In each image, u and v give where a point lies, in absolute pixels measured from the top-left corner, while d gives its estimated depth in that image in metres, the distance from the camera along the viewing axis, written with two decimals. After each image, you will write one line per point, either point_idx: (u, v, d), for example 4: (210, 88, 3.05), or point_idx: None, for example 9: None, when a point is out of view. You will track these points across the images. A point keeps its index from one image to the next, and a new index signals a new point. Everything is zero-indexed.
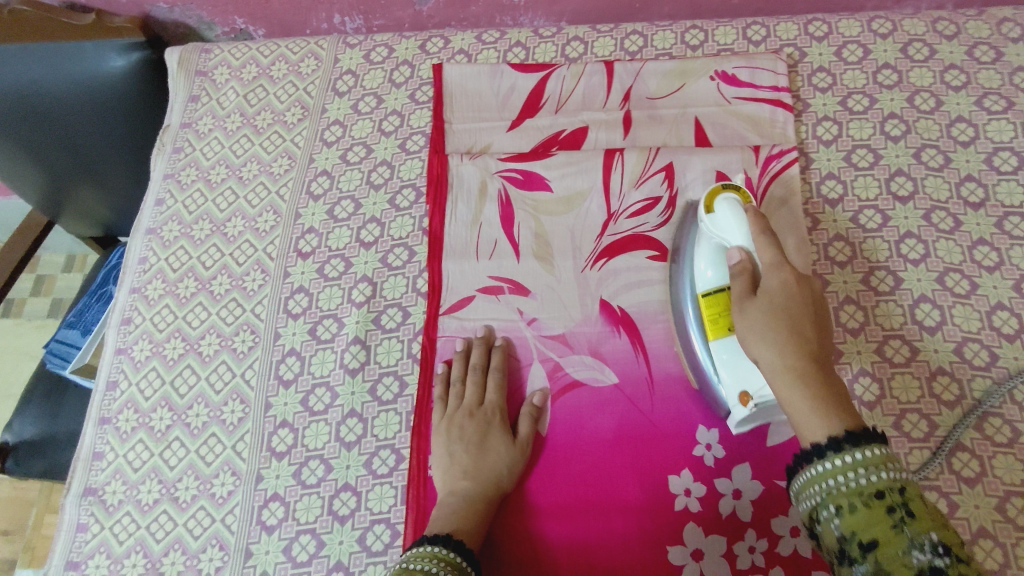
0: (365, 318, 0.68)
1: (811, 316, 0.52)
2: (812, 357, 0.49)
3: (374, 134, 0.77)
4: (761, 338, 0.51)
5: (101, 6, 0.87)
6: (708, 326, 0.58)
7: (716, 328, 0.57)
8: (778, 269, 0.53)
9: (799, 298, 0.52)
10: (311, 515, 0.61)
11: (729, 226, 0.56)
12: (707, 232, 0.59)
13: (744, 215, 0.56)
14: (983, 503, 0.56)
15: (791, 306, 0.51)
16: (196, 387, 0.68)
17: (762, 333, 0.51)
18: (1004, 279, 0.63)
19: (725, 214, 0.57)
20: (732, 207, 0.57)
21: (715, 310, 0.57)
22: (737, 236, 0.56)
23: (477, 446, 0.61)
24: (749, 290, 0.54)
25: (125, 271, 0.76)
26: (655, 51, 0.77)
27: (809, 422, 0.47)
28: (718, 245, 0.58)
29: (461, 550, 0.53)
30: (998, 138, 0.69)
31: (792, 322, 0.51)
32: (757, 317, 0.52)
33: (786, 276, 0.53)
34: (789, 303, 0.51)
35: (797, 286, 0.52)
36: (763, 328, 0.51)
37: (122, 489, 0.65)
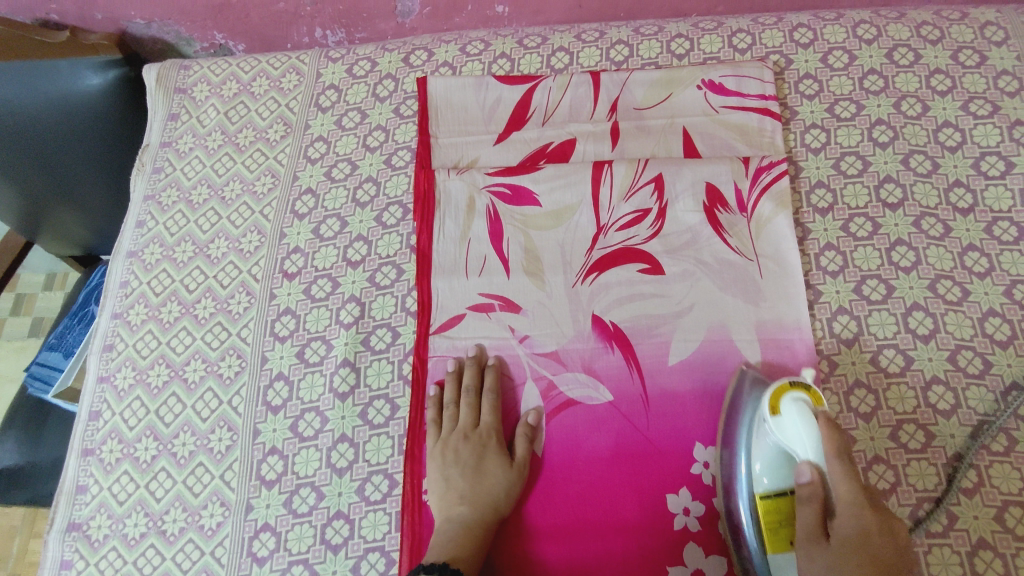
0: (354, 339, 0.67)
1: (885, 565, 0.47)
2: None
3: (358, 150, 0.75)
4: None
5: (76, 23, 0.85)
6: (765, 533, 0.53)
7: (773, 542, 0.53)
8: (858, 512, 0.48)
9: (883, 552, 0.47)
10: (303, 544, 0.60)
11: (792, 449, 0.51)
12: (771, 432, 0.53)
13: (818, 424, 0.51)
14: (982, 513, 0.55)
15: (867, 562, 0.47)
16: (182, 415, 0.66)
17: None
18: (995, 285, 0.63)
19: (793, 421, 0.51)
20: (800, 413, 0.51)
21: (772, 518, 0.53)
22: (807, 449, 0.50)
23: (472, 470, 0.60)
24: (819, 531, 0.50)
25: (106, 296, 0.74)
26: (641, 60, 0.77)
27: None
28: (780, 448, 0.53)
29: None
30: (985, 143, 0.68)
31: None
32: (824, 570, 0.48)
33: (866, 524, 0.48)
34: (872, 559, 0.47)
35: (879, 538, 0.48)
36: None
37: (107, 523, 0.63)
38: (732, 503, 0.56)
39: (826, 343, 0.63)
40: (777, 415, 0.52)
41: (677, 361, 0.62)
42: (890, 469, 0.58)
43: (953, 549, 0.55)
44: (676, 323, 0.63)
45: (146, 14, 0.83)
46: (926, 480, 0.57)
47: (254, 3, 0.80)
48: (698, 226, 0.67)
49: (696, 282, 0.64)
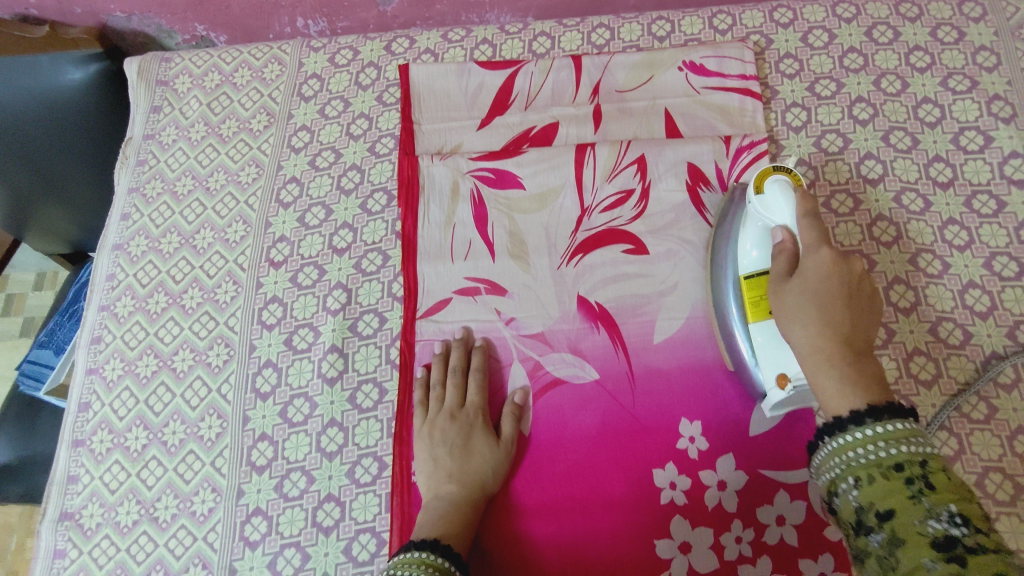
0: (341, 325, 0.67)
1: (850, 292, 0.51)
2: (855, 356, 0.49)
3: (342, 138, 0.76)
4: (796, 315, 0.51)
5: (55, 17, 0.85)
6: (748, 308, 0.57)
7: (755, 311, 0.56)
8: (819, 248, 0.52)
9: (840, 282, 0.51)
10: (294, 527, 0.60)
11: (777, 208, 0.55)
12: (756, 212, 0.56)
13: (791, 192, 0.54)
14: (962, 480, 0.56)
15: (830, 295, 0.50)
16: (171, 404, 0.66)
17: (800, 311, 0.51)
18: (975, 257, 0.64)
19: (774, 195, 0.55)
20: (782, 192, 0.54)
21: (756, 293, 0.57)
22: (781, 215, 0.55)
23: (460, 448, 0.60)
24: (786, 271, 0.54)
25: (92, 289, 0.74)
26: (622, 43, 0.77)
27: (842, 392, 0.48)
28: (764, 226, 0.57)
29: (448, 554, 0.52)
30: (964, 118, 0.69)
31: (828, 309, 0.50)
32: (794, 301, 0.52)
33: (826, 259, 0.51)
34: (829, 284, 0.51)
35: (837, 269, 0.51)
36: (799, 309, 0.51)
37: (99, 512, 0.63)
38: (721, 298, 0.60)
39: None
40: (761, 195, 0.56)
41: (662, 339, 0.63)
42: None
43: None
44: (660, 302, 0.64)
45: (126, 7, 0.83)
46: None
47: None
48: (680, 206, 0.67)
49: (680, 261, 0.65)
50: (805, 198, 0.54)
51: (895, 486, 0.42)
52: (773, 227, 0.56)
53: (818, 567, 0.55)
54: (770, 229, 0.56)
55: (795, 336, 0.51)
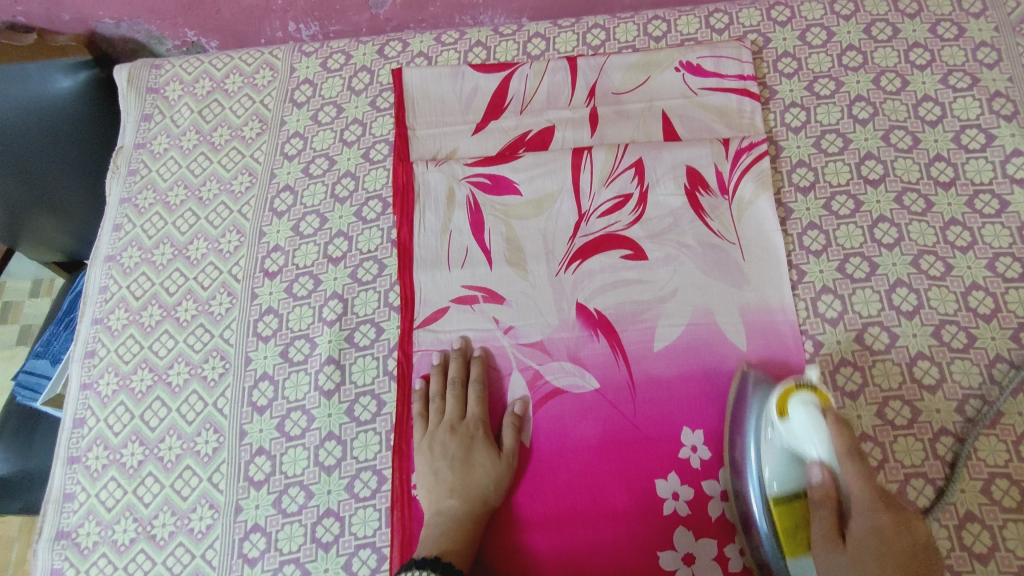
0: (338, 336, 0.66)
1: (905, 539, 0.49)
2: None
3: (335, 144, 0.75)
4: (852, 571, 0.49)
5: (43, 24, 0.84)
6: (780, 538, 0.53)
7: (790, 552, 0.53)
8: (872, 508, 0.50)
9: (888, 529, 0.50)
10: (293, 543, 0.60)
11: (808, 436, 0.51)
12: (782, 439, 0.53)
13: (823, 417, 0.51)
14: (968, 487, 0.56)
15: (884, 553, 0.49)
16: (167, 419, 0.66)
17: (853, 563, 0.50)
18: (977, 259, 0.63)
19: (803, 423, 0.51)
20: (811, 418, 0.51)
21: (787, 524, 0.53)
22: (816, 451, 0.51)
23: (460, 462, 0.59)
24: (833, 525, 0.51)
25: (85, 302, 0.73)
26: (618, 44, 0.76)
27: None
28: (791, 457, 0.53)
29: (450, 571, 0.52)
30: (965, 116, 0.68)
31: (884, 563, 0.49)
32: (841, 569, 0.50)
33: (869, 495, 0.50)
34: (881, 555, 0.49)
35: (891, 530, 0.50)
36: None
37: (96, 530, 0.63)
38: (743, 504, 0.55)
39: (810, 323, 0.62)
40: (787, 421, 0.53)
41: (662, 346, 0.62)
42: (877, 446, 0.58)
43: (941, 522, 0.55)
44: (660, 309, 0.63)
45: (115, 13, 0.82)
46: (912, 455, 0.57)
47: None
48: (679, 210, 0.66)
49: (680, 267, 0.64)
50: (834, 425, 0.51)
51: None
52: (805, 458, 0.52)
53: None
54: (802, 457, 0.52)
55: None
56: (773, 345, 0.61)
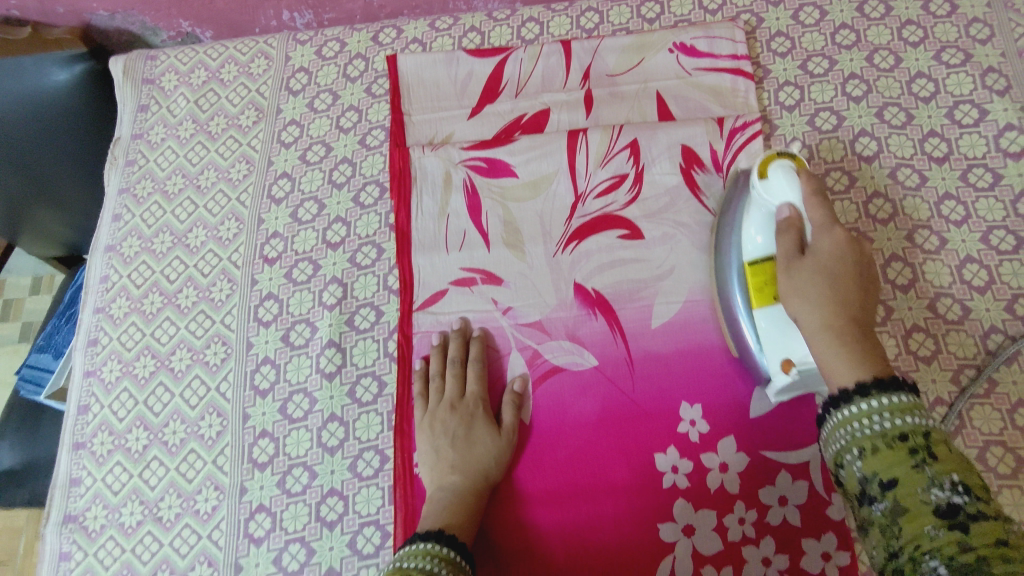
0: (338, 320, 0.67)
1: (858, 271, 0.52)
2: (856, 321, 0.50)
3: (332, 131, 0.75)
4: (804, 297, 0.51)
5: (38, 18, 0.85)
6: (751, 294, 0.56)
7: (760, 298, 0.55)
8: (830, 228, 0.53)
9: (849, 261, 0.52)
10: (298, 523, 0.60)
11: (784, 189, 0.54)
12: (758, 197, 0.55)
13: (803, 185, 0.54)
14: (964, 455, 0.56)
15: (839, 269, 0.52)
16: (171, 404, 0.66)
17: (807, 292, 0.51)
18: (971, 232, 0.63)
19: (778, 180, 0.54)
20: (787, 175, 0.54)
21: (760, 277, 0.55)
22: (790, 195, 0.54)
23: (461, 438, 0.60)
24: (796, 252, 0.53)
25: (86, 291, 0.74)
26: (611, 27, 0.76)
27: (843, 367, 0.48)
28: (767, 211, 0.56)
29: (453, 544, 0.53)
30: (958, 92, 0.68)
31: (837, 288, 0.51)
32: (803, 278, 0.52)
33: (837, 238, 0.53)
34: (832, 262, 0.52)
35: (846, 249, 0.52)
36: (809, 287, 0.51)
37: (103, 514, 0.63)
38: (726, 283, 0.59)
39: None
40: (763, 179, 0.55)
41: (660, 324, 0.62)
42: None
43: None
44: (657, 287, 0.64)
45: (109, 5, 0.83)
46: None
47: None
48: (674, 189, 0.67)
49: (676, 245, 0.65)
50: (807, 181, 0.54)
51: (897, 458, 0.42)
52: (777, 212, 0.55)
53: (824, 548, 0.55)
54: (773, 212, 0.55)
55: (801, 311, 0.51)
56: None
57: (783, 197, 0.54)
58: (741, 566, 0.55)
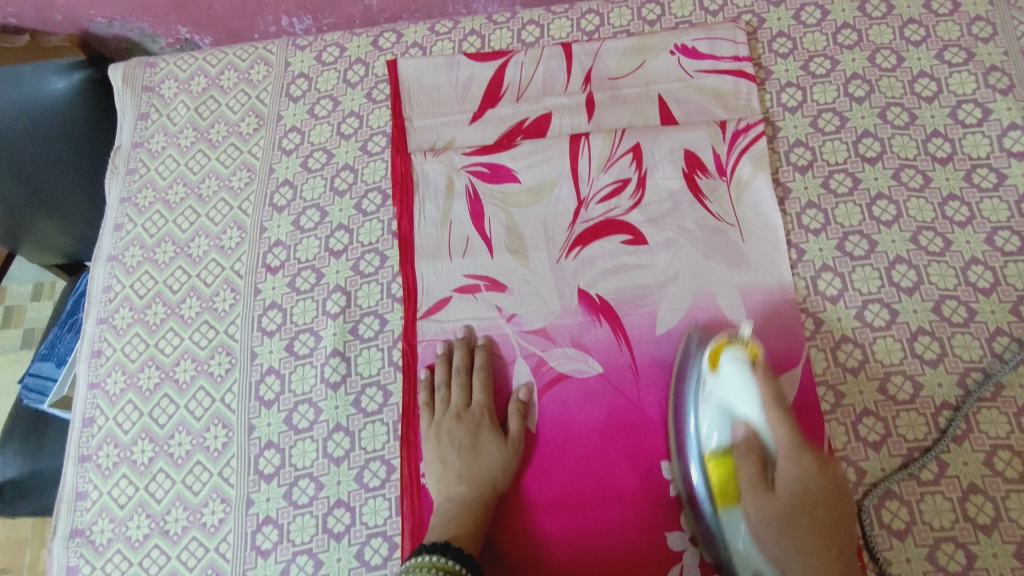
0: (342, 329, 0.66)
1: (829, 483, 0.50)
2: (836, 552, 0.49)
3: (333, 138, 0.75)
4: (781, 541, 0.50)
5: (35, 25, 0.84)
6: (713, 489, 0.53)
7: (721, 498, 0.53)
8: (797, 455, 0.50)
9: (820, 484, 0.50)
10: (305, 534, 0.60)
11: (739, 384, 0.53)
12: (713, 394, 0.55)
13: (755, 371, 0.53)
14: (971, 459, 0.56)
15: (810, 504, 0.50)
16: (176, 416, 0.66)
17: (783, 537, 0.50)
18: (976, 233, 0.63)
19: (733, 377, 0.54)
20: (741, 370, 0.53)
21: (717, 472, 0.53)
22: (750, 403, 0.53)
23: (467, 449, 0.60)
24: (762, 481, 0.51)
25: (89, 303, 0.73)
26: (612, 29, 0.76)
27: None
28: (723, 410, 0.54)
29: (460, 557, 0.52)
30: (962, 91, 0.68)
31: (808, 522, 0.50)
32: (773, 521, 0.50)
33: (806, 462, 0.50)
34: (807, 504, 0.50)
35: (812, 456, 0.51)
36: (779, 527, 0.50)
37: (110, 527, 0.64)
38: (681, 433, 0.56)
39: (811, 301, 0.63)
40: (716, 375, 0.55)
41: (665, 330, 0.62)
42: (879, 421, 0.58)
43: (944, 495, 0.56)
44: (662, 292, 0.63)
45: (107, 12, 0.82)
46: (915, 430, 0.58)
47: None
48: (678, 193, 0.66)
49: (680, 250, 0.64)
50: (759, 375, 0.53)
51: None
52: (736, 423, 0.53)
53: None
54: (732, 417, 0.54)
55: (773, 551, 0.50)
56: (775, 324, 0.61)
57: (745, 412, 0.53)
58: None
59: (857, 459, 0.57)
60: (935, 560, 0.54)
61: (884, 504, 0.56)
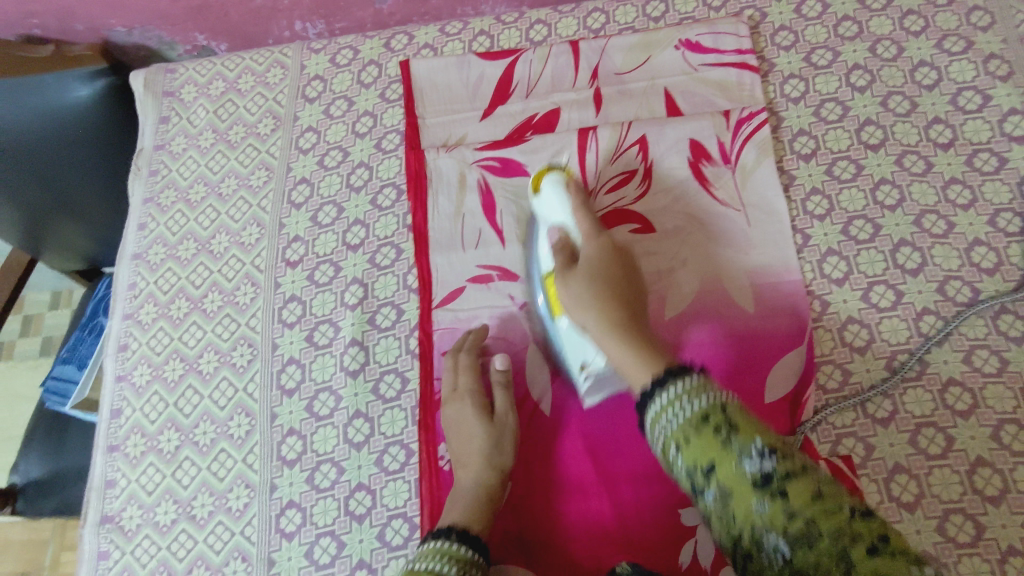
0: (360, 319, 0.68)
1: (627, 276, 0.60)
2: (630, 318, 0.56)
3: (348, 136, 0.77)
4: (584, 307, 0.57)
5: (59, 36, 0.87)
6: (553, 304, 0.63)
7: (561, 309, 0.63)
8: (595, 236, 0.61)
9: (614, 262, 0.60)
10: (328, 517, 0.62)
11: (556, 201, 0.64)
12: (540, 214, 0.65)
13: (568, 189, 0.64)
14: (978, 433, 0.58)
15: (604, 268, 0.59)
16: (200, 405, 0.68)
17: (585, 302, 0.57)
18: (979, 215, 0.64)
19: (550, 194, 0.64)
20: (557, 191, 0.64)
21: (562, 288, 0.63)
22: (562, 214, 0.63)
23: (461, 428, 0.62)
24: (569, 264, 0.61)
25: (115, 299, 0.76)
26: (617, 26, 0.78)
27: (628, 360, 0.52)
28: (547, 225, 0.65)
29: (467, 540, 0.54)
30: (962, 78, 0.70)
31: (608, 277, 0.58)
32: (579, 291, 0.58)
33: (603, 243, 0.61)
34: (601, 267, 0.59)
35: (613, 252, 0.60)
36: (590, 303, 0.57)
37: (139, 514, 0.65)
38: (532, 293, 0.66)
39: (817, 284, 0.64)
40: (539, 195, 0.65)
41: (673, 314, 0.64)
42: (887, 399, 0.60)
43: (953, 469, 0.57)
44: (670, 279, 0.65)
45: (127, 22, 0.85)
46: (923, 406, 0.59)
47: (233, 2, 0.82)
48: (685, 181, 0.68)
49: (688, 237, 0.66)
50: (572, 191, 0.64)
51: (709, 442, 0.41)
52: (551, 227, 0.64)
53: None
54: (551, 227, 0.64)
55: (580, 307, 0.58)
56: (780, 306, 0.63)
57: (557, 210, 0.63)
58: None
59: (865, 436, 0.59)
60: (945, 532, 0.55)
61: (893, 478, 0.57)
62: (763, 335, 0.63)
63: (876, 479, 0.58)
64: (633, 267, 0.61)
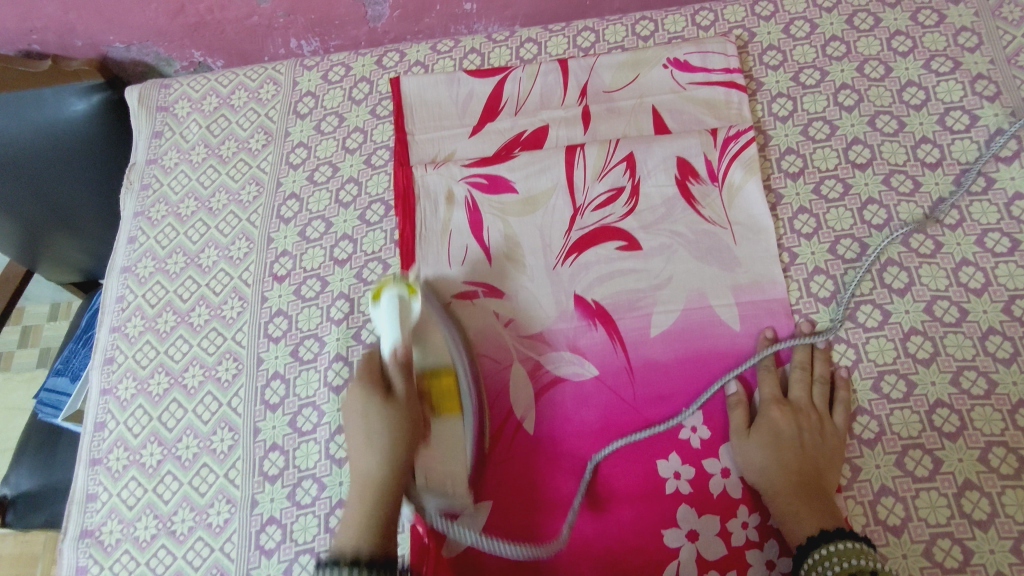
0: (345, 334, 0.68)
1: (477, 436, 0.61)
2: (805, 479, 0.57)
3: (338, 152, 0.77)
4: (760, 448, 0.58)
5: (58, 52, 0.88)
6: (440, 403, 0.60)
7: (443, 408, 0.60)
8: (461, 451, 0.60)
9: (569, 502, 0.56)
10: (308, 534, 0.61)
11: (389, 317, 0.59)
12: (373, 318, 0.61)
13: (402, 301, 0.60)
14: (966, 456, 0.57)
15: (792, 452, 0.58)
16: (184, 420, 0.68)
17: (762, 453, 0.58)
18: (967, 236, 0.64)
19: (385, 305, 0.60)
20: (392, 304, 0.60)
21: (438, 390, 0.60)
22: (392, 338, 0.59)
23: (362, 412, 0.56)
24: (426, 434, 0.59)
25: (103, 312, 0.76)
26: (607, 45, 0.78)
27: (803, 523, 0.54)
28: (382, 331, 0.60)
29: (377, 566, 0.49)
30: (949, 99, 0.70)
31: (790, 461, 0.57)
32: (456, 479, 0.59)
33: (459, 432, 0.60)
34: (784, 451, 0.58)
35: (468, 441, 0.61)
36: (764, 463, 0.58)
37: (119, 528, 0.65)
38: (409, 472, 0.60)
39: (803, 302, 0.64)
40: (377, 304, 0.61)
41: (658, 332, 0.64)
42: (872, 420, 0.59)
43: (940, 492, 0.56)
44: (655, 295, 0.65)
45: (125, 38, 0.86)
46: (909, 427, 0.58)
47: (229, 19, 0.83)
48: (671, 199, 0.68)
49: (674, 254, 0.66)
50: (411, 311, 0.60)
51: None
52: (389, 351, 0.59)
53: None
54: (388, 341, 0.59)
55: (751, 455, 0.58)
56: (765, 324, 0.63)
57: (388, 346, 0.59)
58: (744, 569, 0.56)
59: (852, 457, 0.58)
60: (932, 556, 0.54)
61: (879, 500, 0.57)
62: (745, 354, 0.63)
63: (862, 501, 0.57)
64: (803, 405, 0.60)
